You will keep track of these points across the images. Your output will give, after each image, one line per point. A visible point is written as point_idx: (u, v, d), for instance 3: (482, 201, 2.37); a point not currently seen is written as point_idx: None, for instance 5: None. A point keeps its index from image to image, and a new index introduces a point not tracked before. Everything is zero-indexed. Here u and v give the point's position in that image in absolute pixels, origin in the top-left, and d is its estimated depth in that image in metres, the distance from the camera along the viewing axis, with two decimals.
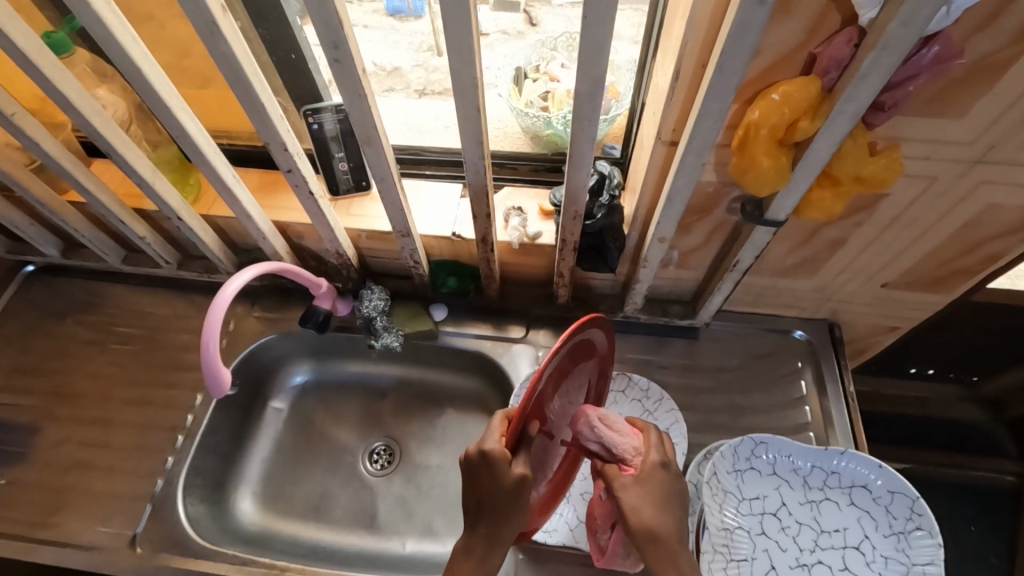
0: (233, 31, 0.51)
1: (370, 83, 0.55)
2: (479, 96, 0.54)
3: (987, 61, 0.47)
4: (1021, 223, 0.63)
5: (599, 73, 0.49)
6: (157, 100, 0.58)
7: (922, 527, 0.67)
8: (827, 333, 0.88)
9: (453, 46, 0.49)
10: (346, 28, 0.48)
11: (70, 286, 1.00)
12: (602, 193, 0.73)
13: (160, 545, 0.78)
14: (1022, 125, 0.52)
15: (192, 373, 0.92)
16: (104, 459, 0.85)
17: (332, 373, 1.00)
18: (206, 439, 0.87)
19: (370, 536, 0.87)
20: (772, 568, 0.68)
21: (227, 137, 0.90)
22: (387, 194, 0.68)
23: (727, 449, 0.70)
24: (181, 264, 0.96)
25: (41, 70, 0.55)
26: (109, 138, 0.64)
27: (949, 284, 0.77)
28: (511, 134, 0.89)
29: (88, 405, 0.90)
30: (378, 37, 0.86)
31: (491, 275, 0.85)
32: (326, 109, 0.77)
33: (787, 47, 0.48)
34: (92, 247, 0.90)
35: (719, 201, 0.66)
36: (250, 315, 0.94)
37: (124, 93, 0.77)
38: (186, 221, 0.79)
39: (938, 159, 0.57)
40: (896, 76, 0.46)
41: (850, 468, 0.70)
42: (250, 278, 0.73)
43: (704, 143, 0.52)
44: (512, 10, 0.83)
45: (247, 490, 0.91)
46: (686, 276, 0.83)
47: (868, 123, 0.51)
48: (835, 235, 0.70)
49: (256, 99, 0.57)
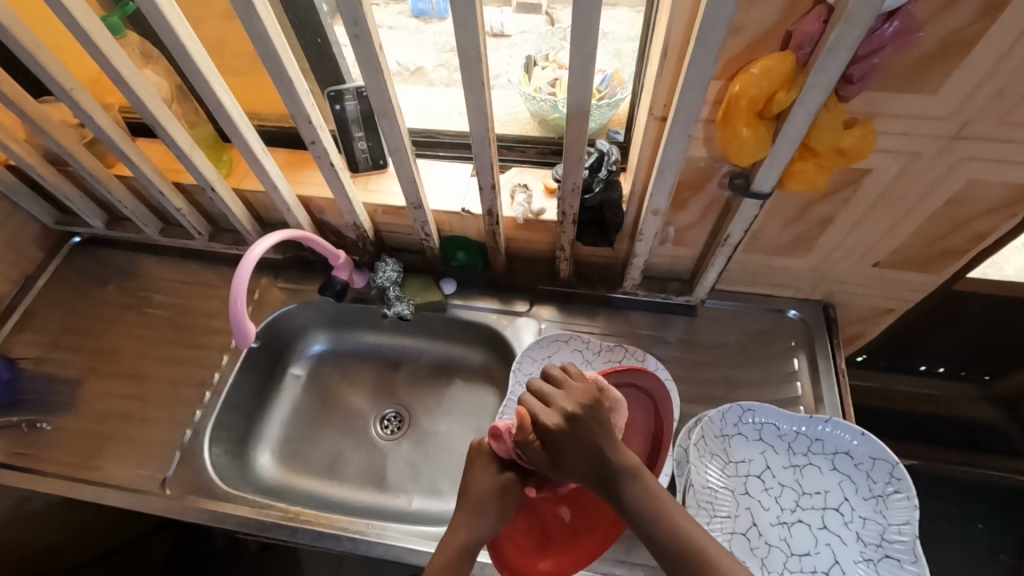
0: (266, 10, 0.57)
1: (386, 61, 0.61)
2: (484, 70, 0.59)
3: (954, 36, 0.51)
4: (1002, 200, 0.66)
5: (592, 51, 0.54)
6: (199, 75, 0.65)
7: (900, 490, 0.70)
8: (821, 313, 0.91)
9: (459, 21, 0.54)
10: (364, 7, 0.54)
11: (111, 256, 1.09)
12: (601, 169, 0.78)
13: (187, 489, 0.85)
14: (992, 101, 0.55)
15: (219, 337, 0.99)
16: (139, 411, 0.93)
17: (347, 342, 1.07)
18: (230, 396, 0.94)
19: (379, 494, 0.93)
20: (754, 524, 0.72)
21: (258, 119, 0.96)
22: (401, 166, 0.74)
23: (715, 415, 0.75)
24: (212, 236, 1.04)
25: (99, 46, 0.63)
26: (154, 112, 0.71)
27: (940, 265, 0.79)
28: (520, 119, 0.94)
29: (126, 362, 0.98)
30: (404, 37, 0.93)
31: (498, 249, 0.90)
32: (347, 92, 0.83)
33: (765, 25, 0.53)
34: (133, 217, 0.98)
35: (710, 176, 0.70)
36: (274, 286, 1.01)
37: (167, 73, 0.85)
38: (219, 192, 0.86)
39: (917, 135, 0.60)
40: (862, 49, 0.51)
41: (833, 434, 0.74)
42: (275, 243, 0.80)
43: (689, 115, 0.57)
44: (534, 14, 0.90)
45: (267, 446, 0.98)
46: (683, 254, 0.87)
47: (840, 95, 0.55)
48: (824, 212, 0.73)
49: (285, 74, 0.63)
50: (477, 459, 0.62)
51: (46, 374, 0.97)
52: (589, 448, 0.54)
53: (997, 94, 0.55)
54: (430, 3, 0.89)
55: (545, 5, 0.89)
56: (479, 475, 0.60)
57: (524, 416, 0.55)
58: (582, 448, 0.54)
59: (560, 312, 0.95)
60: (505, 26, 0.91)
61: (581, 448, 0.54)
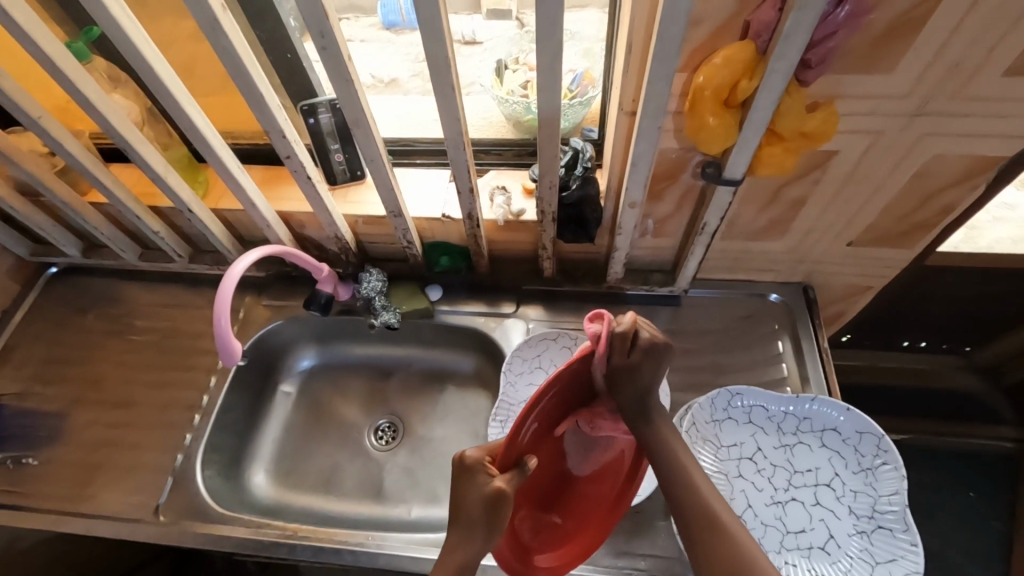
0: (233, 27, 0.57)
1: (356, 72, 0.61)
2: (454, 75, 0.60)
3: (905, 17, 0.53)
4: (965, 173, 0.68)
5: (558, 50, 0.55)
6: (169, 96, 0.64)
7: (888, 461, 0.72)
8: (802, 295, 0.92)
9: (425, 28, 0.54)
10: (331, 19, 0.55)
11: (90, 284, 1.07)
12: (576, 166, 0.79)
13: (182, 514, 0.83)
14: (947, 77, 0.57)
15: (206, 358, 0.98)
16: (128, 438, 0.91)
17: (337, 355, 1.06)
18: (221, 417, 0.93)
19: (378, 505, 0.92)
20: (749, 506, 0.73)
21: (232, 137, 0.96)
22: (378, 175, 0.74)
23: (704, 401, 0.77)
24: (192, 257, 1.03)
25: (65, 72, 0.62)
26: (126, 136, 0.70)
27: (912, 239, 0.81)
28: (495, 123, 0.95)
29: (112, 390, 0.97)
30: (376, 49, 0.93)
31: (480, 251, 0.91)
32: (320, 105, 0.83)
33: (724, 16, 0.55)
34: (110, 244, 0.97)
35: (683, 166, 0.72)
36: (259, 304, 1.01)
37: (137, 97, 0.85)
38: (197, 213, 0.85)
39: (878, 115, 0.62)
40: (817, 34, 0.53)
41: (819, 412, 0.75)
42: (255, 260, 0.79)
43: (657, 107, 0.58)
44: (505, 19, 0.89)
45: (261, 465, 0.97)
46: (664, 245, 0.88)
47: (800, 80, 0.56)
48: (797, 194, 0.75)
49: (256, 90, 0.63)
50: (461, 477, 0.57)
51: (31, 408, 0.96)
52: (652, 368, 0.56)
53: (949, 70, 0.57)
54: (400, 13, 0.87)
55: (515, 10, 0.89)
56: (468, 491, 0.56)
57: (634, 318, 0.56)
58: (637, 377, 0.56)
59: (547, 311, 0.96)
60: (476, 33, 0.91)
61: (648, 364, 0.56)
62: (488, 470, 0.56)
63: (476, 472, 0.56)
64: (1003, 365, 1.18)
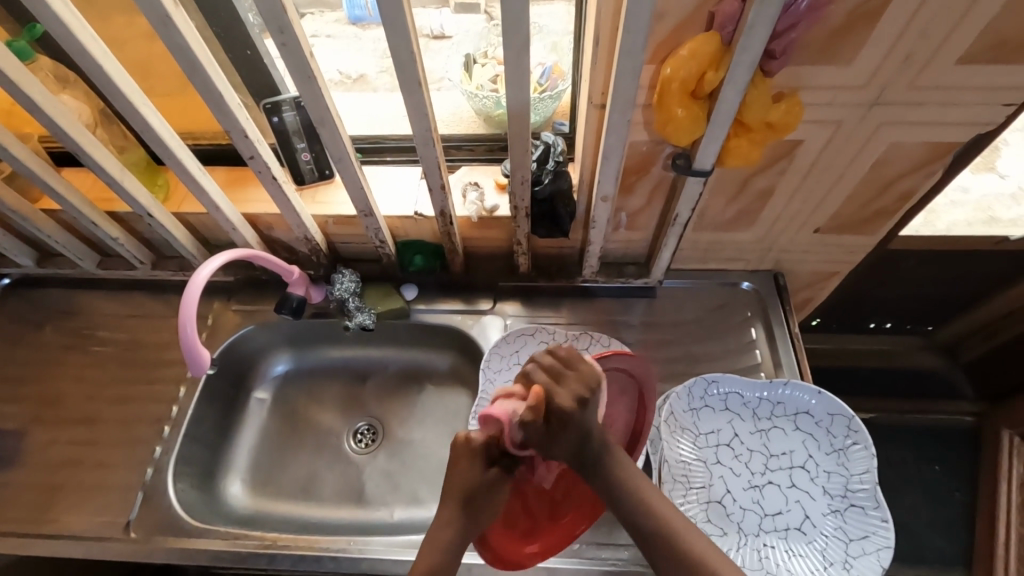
0: (186, 24, 0.55)
1: (319, 69, 0.59)
2: (419, 70, 0.59)
3: (865, 7, 0.54)
4: (923, 159, 0.71)
5: (525, 43, 0.54)
6: (121, 97, 0.61)
7: (858, 441, 0.74)
8: (772, 283, 0.94)
9: (388, 24, 0.53)
10: (289, 14, 0.53)
11: (46, 295, 1.03)
12: (548, 161, 0.79)
13: (154, 529, 0.81)
14: (904, 66, 0.59)
15: (174, 368, 0.95)
16: (94, 455, 0.88)
17: (312, 359, 1.04)
18: (192, 428, 0.90)
19: (359, 509, 0.91)
20: (727, 491, 0.75)
21: (192, 139, 0.92)
22: (346, 174, 0.72)
23: (682, 390, 0.78)
24: (155, 264, 0.99)
25: (7, 73, 0.59)
26: (77, 139, 0.67)
27: (875, 225, 0.83)
28: (465, 119, 0.94)
29: (74, 405, 0.93)
30: (342, 45, 0.91)
31: (454, 249, 0.90)
32: (284, 103, 0.81)
33: (688, 9, 0.55)
34: (67, 253, 0.93)
35: (654, 158, 0.72)
36: (228, 309, 0.98)
37: (88, 98, 0.81)
38: (158, 218, 0.82)
39: (840, 104, 0.63)
40: (780, 25, 0.54)
41: (792, 396, 0.77)
42: (222, 264, 0.77)
43: (626, 100, 0.58)
44: (472, 12, 0.86)
45: (237, 475, 0.95)
46: (637, 237, 0.89)
47: (765, 71, 0.57)
48: (765, 184, 0.76)
49: (214, 90, 0.61)
50: (465, 449, 0.55)
51: None
52: (582, 428, 0.53)
53: (906, 60, 0.58)
54: (366, 9, 0.86)
55: (484, 2, 0.85)
56: (468, 469, 0.55)
57: (537, 396, 0.51)
58: (573, 426, 0.53)
59: (524, 307, 0.95)
60: (444, 27, 0.88)
61: (574, 426, 0.53)
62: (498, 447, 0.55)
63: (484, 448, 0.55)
64: (961, 343, 1.26)
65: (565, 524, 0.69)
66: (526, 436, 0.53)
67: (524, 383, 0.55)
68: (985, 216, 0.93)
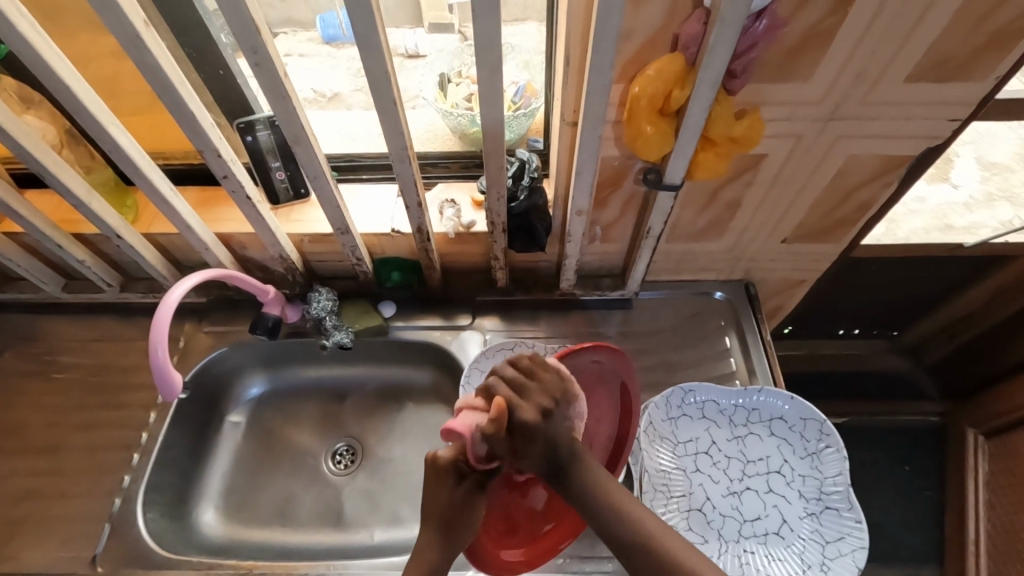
0: (157, 43, 0.55)
1: (293, 87, 0.60)
2: (394, 89, 0.59)
3: (817, 29, 0.57)
4: (879, 171, 0.74)
5: (496, 62, 0.56)
6: (89, 116, 0.60)
7: (830, 444, 0.76)
8: (743, 292, 0.97)
9: (361, 43, 0.54)
10: (263, 35, 0.53)
11: (4, 320, 0.98)
12: (523, 177, 0.80)
13: (122, 562, 0.78)
14: (857, 83, 0.62)
15: (142, 393, 0.92)
16: (57, 486, 0.84)
17: (288, 381, 1.02)
18: (163, 455, 0.87)
19: (338, 532, 0.89)
20: (707, 498, 0.76)
21: (163, 158, 0.91)
22: (323, 192, 0.72)
23: (660, 400, 0.79)
24: (124, 286, 0.97)
25: None
26: (42, 161, 0.66)
27: (838, 234, 0.87)
28: (441, 136, 0.95)
29: (37, 434, 0.89)
30: (315, 63, 0.91)
31: (432, 265, 0.90)
32: (258, 122, 0.81)
33: (653, 29, 0.57)
34: (29, 276, 0.90)
35: (626, 172, 0.74)
36: (200, 331, 0.96)
37: (52, 117, 0.79)
38: (127, 239, 0.80)
39: (799, 119, 0.66)
40: (740, 46, 0.56)
41: (766, 402, 0.79)
42: (194, 284, 0.75)
43: (597, 117, 0.59)
44: (447, 32, 0.89)
45: (210, 502, 0.92)
46: (612, 250, 0.91)
47: (728, 89, 0.60)
48: (731, 196, 0.79)
49: (186, 109, 0.61)
50: (432, 477, 0.54)
51: None
52: (550, 440, 0.52)
53: (857, 78, 0.62)
54: (340, 28, 0.87)
55: (457, 23, 0.88)
56: (438, 490, 0.53)
57: (498, 408, 0.49)
58: (544, 436, 0.52)
59: (503, 321, 0.96)
60: (419, 46, 0.90)
61: (540, 439, 0.52)
62: (463, 470, 0.53)
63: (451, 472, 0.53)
64: (923, 344, 1.31)
65: (543, 537, 0.68)
66: (491, 451, 0.51)
67: (485, 395, 0.53)
68: (941, 223, 0.98)
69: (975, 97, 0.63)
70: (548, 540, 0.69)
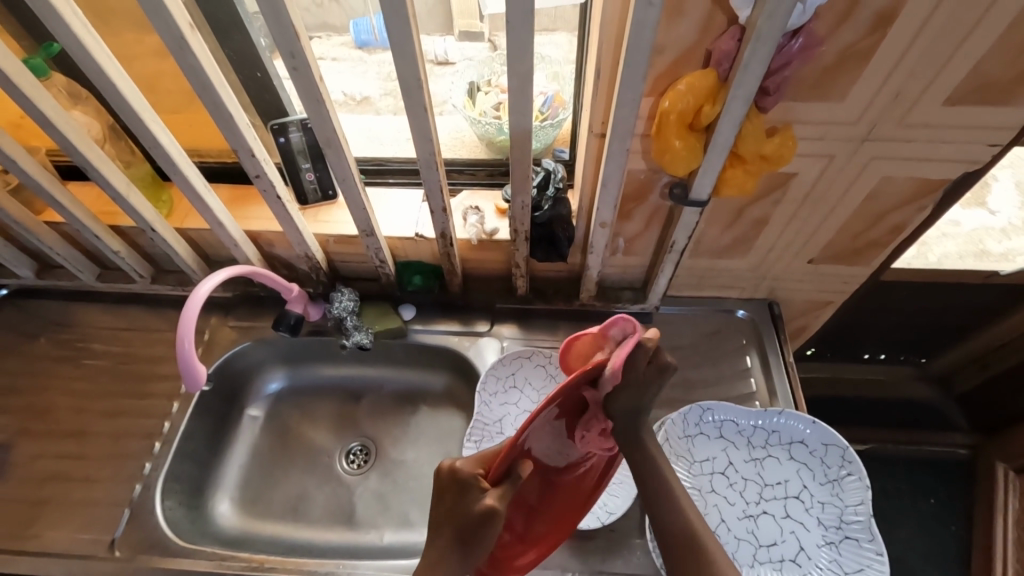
0: (201, 46, 0.57)
1: (327, 91, 0.61)
2: (425, 95, 0.60)
3: (854, 48, 0.56)
4: (912, 194, 0.72)
5: (526, 73, 0.56)
6: (132, 113, 0.63)
7: (853, 472, 0.74)
8: (767, 311, 0.95)
9: (396, 50, 0.55)
10: (302, 40, 0.55)
11: (41, 307, 1.02)
12: (548, 187, 0.80)
13: (138, 547, 0.79)
14: (892, 105, 0.61)
15: (167, 383, 0.94)
16: (80, 470, 0.87)
17: (307, 378, 1.04)
18: (183, 445, 0.89)
19: (348, 532, 0.90)
20: (721, 521, 0.75)
21: (198, 156, 0.94)
22: (351, 194, 0.73)
23: (677, 417, 0.78)
24: (155, 278, 0.99)
25: (20, 88, 0.60)
26: (86, 154, 0.68)
27: (867, 257, 0.85)
28: (467, 142, 0.96)
29: (64, 419, 0.92)
30: (347, 67, 0.93)
31: (453, 270, 0.91)
32: (292, 124, 0.83)
33: (685, 45, 0.57)
34: (66, 264, 0.93)
35: (652, 186, 0.74)
36: (225, 325, 0.98)
37: (98, 114, 0.83)
38: (161, 233, 0.83)
39: (831, 139, 0.65)
40: (774, 63, 0.56)
41: (787, 425, 0.77)
42: (222, 280, 0.76)
43: (626, 130, 0.59)
44: (476, 41, 0.88)
45: (224, 494, 0.93)
46: (634, 262, 0.90)
47: (760, 106, 0.59)
48: (758, 213, 0.78)
49: (224, 110, 0.62)
50: (450, 491, 0.57)
51: None
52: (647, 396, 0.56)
53: (894, 98, 0.60)
54: (372, 34, 0.88)
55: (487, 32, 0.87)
56: (459, 506, 0.55)
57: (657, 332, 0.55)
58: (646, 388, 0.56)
59: (521, 329, 0.96)
60: (448, 53, 0.90)
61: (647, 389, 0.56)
62: (480, 484, 0.55)
63: (469, 487, 0.55)
64: (955, 373, 1.26)
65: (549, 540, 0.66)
66: (628, 368, 0.54)
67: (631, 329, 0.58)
68: (977, 248, 0.94)
69: (1016, 124, 0.62)
70: (555, 538, 0.67)
